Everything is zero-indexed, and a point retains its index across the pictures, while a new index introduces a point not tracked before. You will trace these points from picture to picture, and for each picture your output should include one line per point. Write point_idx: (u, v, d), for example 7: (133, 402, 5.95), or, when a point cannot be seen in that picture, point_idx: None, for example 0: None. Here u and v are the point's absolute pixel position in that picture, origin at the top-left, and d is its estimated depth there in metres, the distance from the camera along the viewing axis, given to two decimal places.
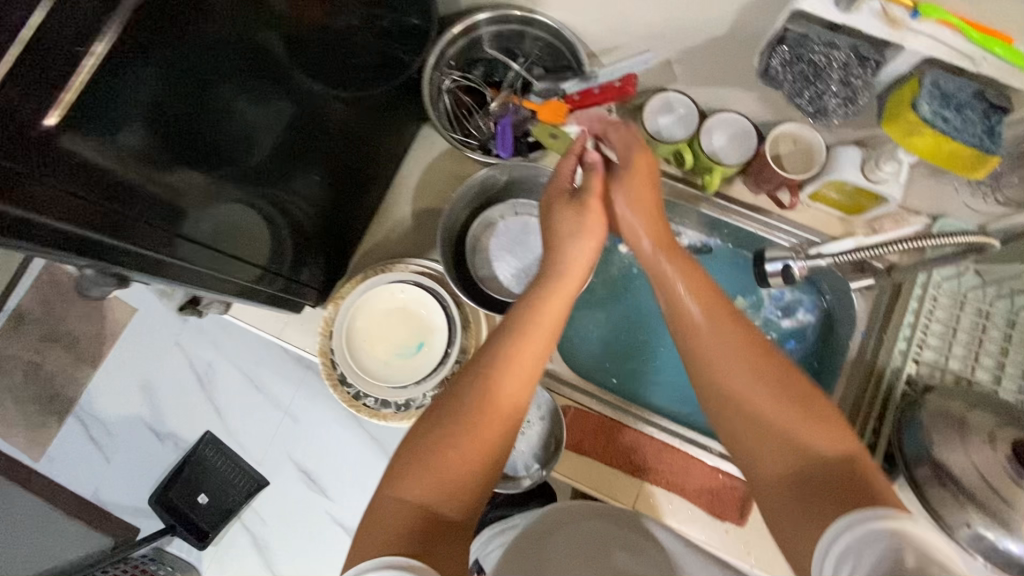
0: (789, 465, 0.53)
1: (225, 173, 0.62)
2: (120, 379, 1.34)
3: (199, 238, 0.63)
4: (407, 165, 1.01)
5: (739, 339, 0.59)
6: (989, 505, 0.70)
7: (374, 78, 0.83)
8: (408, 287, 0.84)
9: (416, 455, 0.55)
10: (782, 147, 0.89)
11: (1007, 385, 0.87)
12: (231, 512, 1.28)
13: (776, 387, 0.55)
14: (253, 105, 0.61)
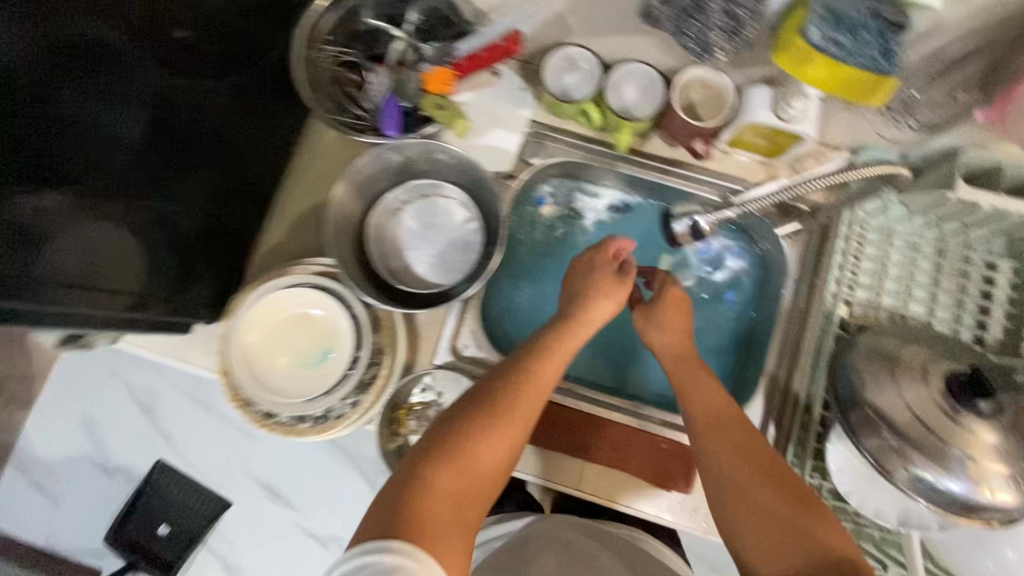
0: (782, 487, 0.60)
1: (80, 189, 0.61)
2: None
3: (65, 258, 0.61)
4: (298, 155, 0.92)
5: (755, 454, 0.64)
6: (924, 444, 0.68)
7: (240, 71, 0.79)
8: (306, 290, 0.77)
9: (438, 452, 0.62)
10: (694, 95, 0.85)
11: (940, 316, 0.86)
12: (194, 539, 0.99)
13: (778, 490, 0.60)
14: (93, 115, 0.62)
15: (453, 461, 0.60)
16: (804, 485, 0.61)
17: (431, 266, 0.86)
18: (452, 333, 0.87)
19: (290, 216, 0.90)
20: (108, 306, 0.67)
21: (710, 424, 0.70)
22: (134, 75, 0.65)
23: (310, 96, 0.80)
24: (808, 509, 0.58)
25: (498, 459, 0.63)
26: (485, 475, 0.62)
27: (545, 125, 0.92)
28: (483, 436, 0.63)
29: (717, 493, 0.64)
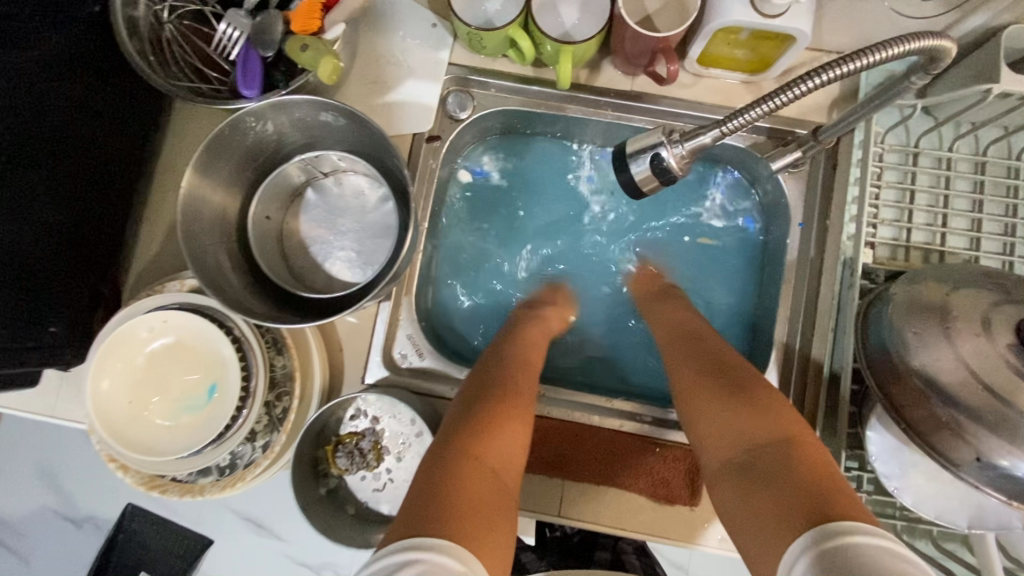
0: (724, 385, 0.53)
1: None
2: None
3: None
4: (169, 142, 0.73)
5: (721, 355, 0.57)
6: (999, 421, 0.51)
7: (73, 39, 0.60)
8: (170, 314, 0.58)
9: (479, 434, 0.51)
10: (649, 2, 0.66)
11: (987, 248, 0.69)
12: None
13: (738, 396, 0.51)
14: None
15: (492, 442, 0.51)
16: (755, 378, 0.53)
17: (346, 261, 0.69)
18: (384, 341, 0.70)
19: (166, 220, 0.72)
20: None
21: (670, 339, 0.63)
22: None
23: (141, 59, 0.60)
24: (747, 395, 0.51)
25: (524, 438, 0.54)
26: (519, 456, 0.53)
27: (469, 67, 0.74)
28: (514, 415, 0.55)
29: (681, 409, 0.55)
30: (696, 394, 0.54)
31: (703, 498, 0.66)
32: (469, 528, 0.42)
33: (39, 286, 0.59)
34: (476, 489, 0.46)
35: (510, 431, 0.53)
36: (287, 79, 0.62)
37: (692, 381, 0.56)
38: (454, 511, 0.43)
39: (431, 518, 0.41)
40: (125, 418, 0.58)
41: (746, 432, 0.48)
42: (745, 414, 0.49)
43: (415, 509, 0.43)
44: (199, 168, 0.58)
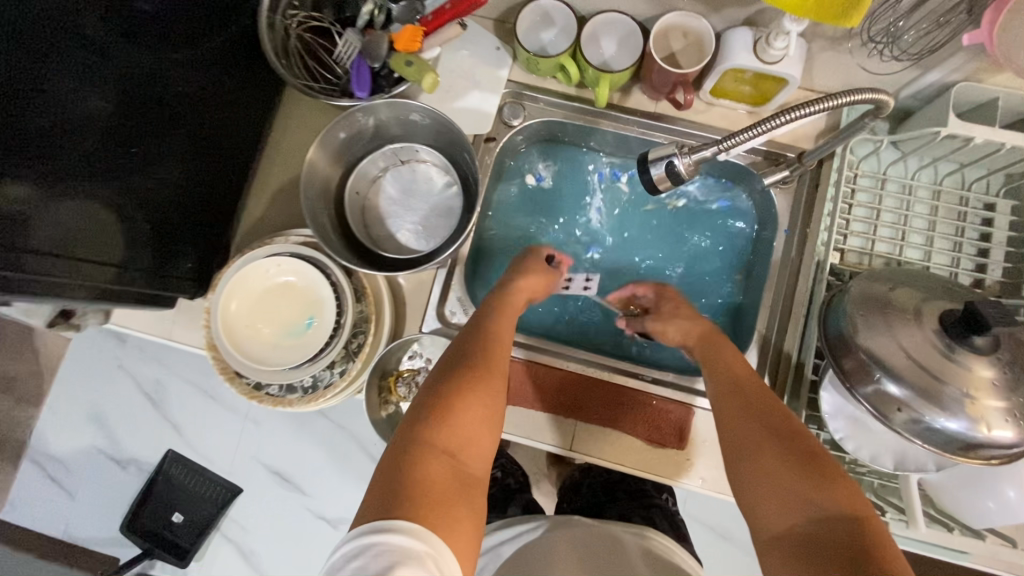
0: (791, 448, 0.57)
1: (66, 172, 0.62)
2: (74, 413, 1.52)
3: (41, 240, 0.61)
4: (278, 129, 0.91)
5: (783, 417, 0.61)
6: (922, 385, 0.66)
7: (221, 41, 0.77)
8: (284, 260, 0.76)
9: (438, 424, 0.58)
10: (674, 43, 0.82)
11: (938, 260, 0.84)
12: (208, 526, 1.45)
13: (800, 464, 0.56)
14: (77, 86, 0.61)
15: (447, 431, 0.58)
16: (821, 449, 0.57)
17: (414, 232, 0.86)
18: (439, 300, 0.86)
19: (269, 190, 0.90)
20: (92, 278, 0.68)
21: (727, 393, 0.67)
22: (94, 48, 0.61)
23: (277, 62, 0.77)
24: (814, 466, 0.55)
25: (488, 430, 0.61)
26: (480, 442, 0.60)
27: (524, 84, 0.91)
28: (472, 412, 0.61)
29: (738, 468, 0.60)
30: (758, 458, 0.58)
31: (690, 444, 0.81)
32: (426, 509, 0.50)
33: (175, 231, 0.78)
34: (436, 483, 0.53)
35: (462, 434, 0.59)
36: (390, 85, 0.79)
37: (752, 443, 0.60)
38: (416, 497, 0.51)
39: (391, 506, 0.50)
40: (243, 336, 0.75)
41: (813, 501, 0.53)
42: (813, 487, 0.53)
43: (381, 495, 0.51)
44: (320, 142, 0.75)
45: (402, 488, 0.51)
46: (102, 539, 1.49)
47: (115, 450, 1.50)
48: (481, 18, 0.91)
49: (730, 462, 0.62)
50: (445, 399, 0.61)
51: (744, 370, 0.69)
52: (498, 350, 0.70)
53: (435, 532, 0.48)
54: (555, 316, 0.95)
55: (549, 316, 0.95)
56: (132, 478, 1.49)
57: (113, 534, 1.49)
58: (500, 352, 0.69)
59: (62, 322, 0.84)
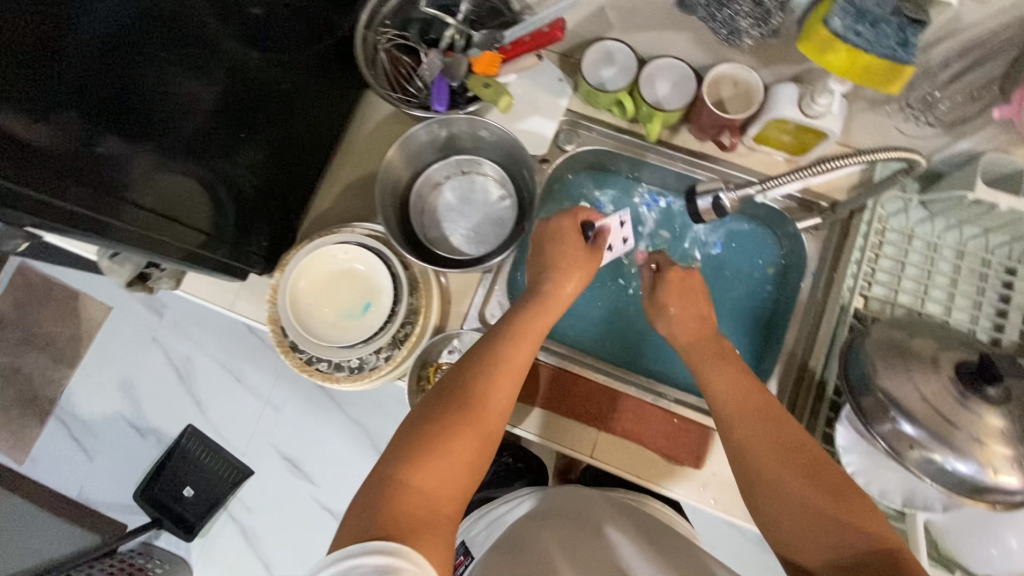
0: (817, 479, 0.59)
1: (164, 144, 0.68)
2: (106, 377, 1.59)
3: (141, 202, 0.67)
4: (353, 130, 1.00)
5: (807, 443, 0.62)
6: (934, 428, 0.70)
7: (314, 44, 0.85)
8: (351, 248, 0.83)
9: (422, 446, 0.60)
10: (724, 91, 0.90)
11: (957, 316, 0.88)
12: (217, 504, 1.50)
13: (830, 497, 0.58)
14: (186, 73, 0.67)
15: (427, 458, 0.59)
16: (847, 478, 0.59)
17: (465, 237, 0.93)
18: (481, 303, 0.92)
19: (338, 185, 0.98)
20: (182, 241, 0.74)
21: (741, 413, 0.67)
22: (207, 40, 0.68)
23: (367, 72, 0.87)
24: (845, 501, 0.57)
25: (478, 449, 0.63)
26: (476, 465, 0.62)
27: (580, 114, 0.99)
28: (462, 433, 0.62)
29: (760, 501, 0.62)
30: (782, 496, 0.60)
31: (705, 463, 0.86)
32: (412, 530, 0.53)
33: (252, 209, 0.86)
34: (417, 502, 0.56)
35: (450, 453, 0.61)
36: (467, 101, 0.89)
37: (768, 483, 0.62)
38: (388, 515, 0.54)
39: (369, 528, 0.53)
40: (307, 313, 0.83)
41: (841, 539, 0.56)
42: (846, 522, 0.56)
43: (361, 516, 0.55)
44: (400, 142, 0.84)
45: (379, 512, 0.54)
46: (116, 504, 1.55)
47: (138, 419, 1.57)
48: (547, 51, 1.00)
49: (749, 495, 0.64)
50: (446, 417, 0.63)
51: (764, 396, 0.68)
52: (518, 355, 0.71)
53: (417, 550, 0.51)
54: (587, 332, 0.98)
55: (581, 332, 0.98)
56: (150, 447, 1.56)
57: (127, 500, 1.55)
58: (505, 362, 0.69)
59: (138, 283, 0.92)
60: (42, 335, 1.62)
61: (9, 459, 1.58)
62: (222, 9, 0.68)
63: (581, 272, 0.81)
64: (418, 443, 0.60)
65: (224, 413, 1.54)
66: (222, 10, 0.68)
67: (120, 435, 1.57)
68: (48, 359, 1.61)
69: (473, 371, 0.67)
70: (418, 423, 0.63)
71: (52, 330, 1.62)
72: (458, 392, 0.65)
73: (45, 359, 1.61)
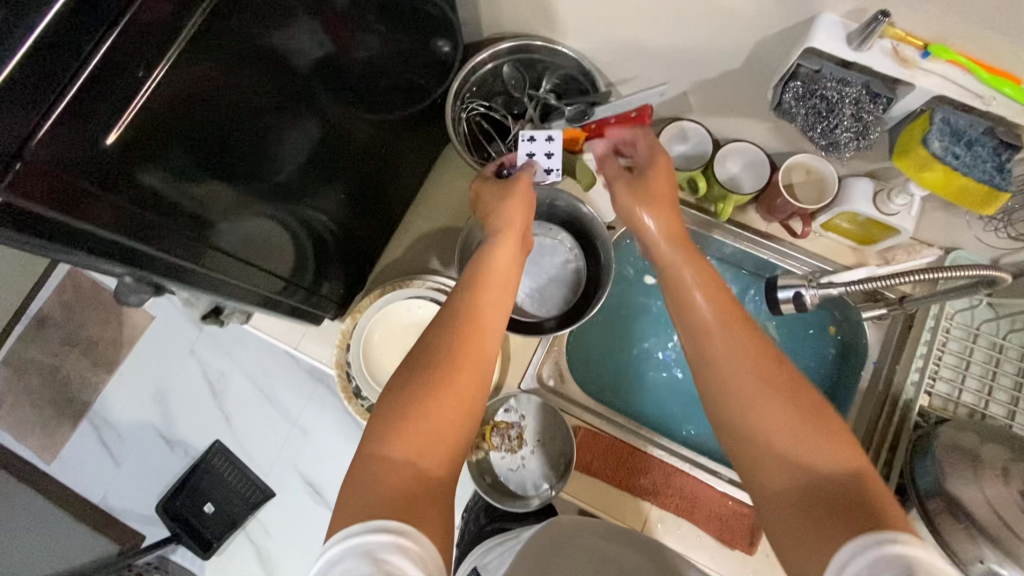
0: (796, 398, 0.52)
1: (258, 188, 0.66)
2: (136, 383, 1.46)
3: (237, 252, 0.67)
4: (428, 183, 1.03)
5: (749, 344, 0.56)
6: (1002, 540, 0.69)
7: (398, 101, 0.87)
8: (425, 302, 0.86)
9: (409, 393, 0.57)
10: (796, 176, 0.91)
11: (1020, 420, 0.87)
12: (237, 523, 1.37)
13: (783, 390, 0.53)
14: (285, 122, 0.66)
15: (415, 404, 0.56)
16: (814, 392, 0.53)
17: (531, 298, 0.96)
18: (538, 364, 0.95)
19: (411, 236, 1.02)
20: (261, 289, 0.74)
21: (719, 324, 0.59)
22: (311, 98, 0.68)
23: (454, 137, 0.91)
24: (807, 417, 0.51)
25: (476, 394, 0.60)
26: (470, 409, 0.59)
27: None
28: (457, 378, 0.59)
29: (732, 435, 0.54)
30: (737, 422, 0.53)
31: (759, 549, 0.86)
32: (408, 502, 0.49)
33: (329, 257, 0.89)
34: (408, 449, 0.53)
35: (446, 402, 0.57)
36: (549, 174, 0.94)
37: (723, 392, 0.55)
38: (381, 486, 0.50)
39: (373, 505, 0.49)
40: (377, 363, 0.85)
41: (814, 460, 0.49)
42: (803, 438, 0.50)
43: (354, 492, 0.51)
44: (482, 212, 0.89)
45: (371, 488, 0.50)
46: (132, 513, 1.42)
47: (167, 430, 1.44)
48: None
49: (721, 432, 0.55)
50: (429, 357, 0.60)
51: (738, 316, 0.60)
52: (492, 288, 0.70)
53: (422, 530, 0.48)
54: (640, 400, 1.00)
55: (634, 400, 1.00)
56: (172, 458, 1.43)
57: (145, 512, 1.42)
58: (485, 307, 0.67)
59: (211, 316, 0.95)
60: (80, 336, 1.51)
61: (35, 457, 1.45)
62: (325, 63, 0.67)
63: (526, 202, 0.79)
64: (405, 396, 0.56)
65: (248, 434, 1.42)
66: (325, 64, 0.67)
67: (146, 446, 1.44)
68: (85, 362, 1.49)
69: (440, 324, 0.64)
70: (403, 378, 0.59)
71: (90, 333, 1.51)
72: (439, 342, 0.62)
73: (79, 363, 1.49)
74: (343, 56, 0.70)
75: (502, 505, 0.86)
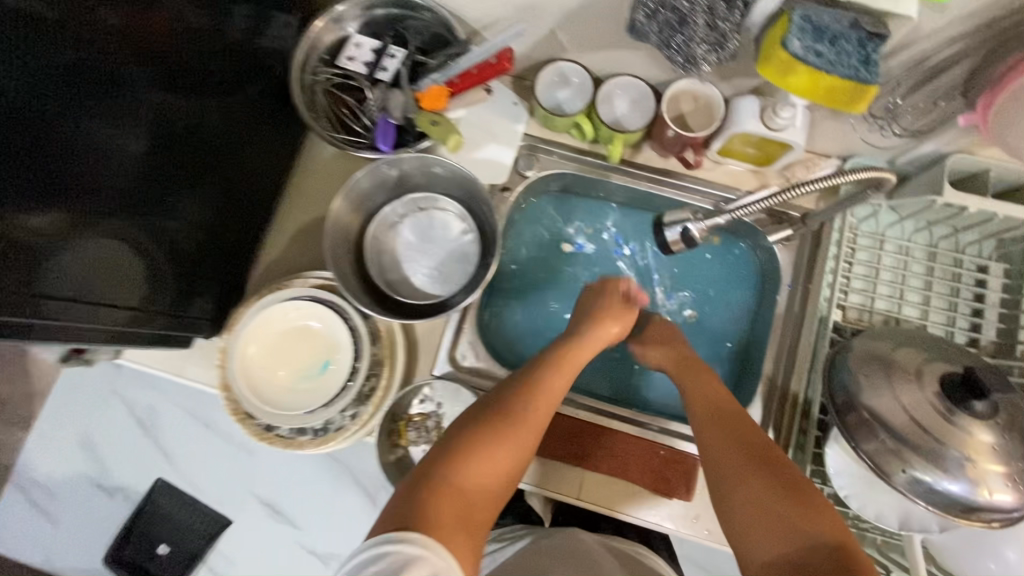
0: (802, 501, 0.60)
1: (87, 207, 0.61)
2: (56, 437, 1.17)
3: (61, 271, 0.60)
4: (302, 170, 0.93)
5: (769, 461, 0.65)
6: (922, 445, 0.68)
7: (244, 77, 0.78)
8: (303, 304, 0.78)
9: (473, 435, 0.63)
10: (684, 105, 0.87)
11: (934, 318, 0.87)
12: (196, 559, 1.12)
13: (791, 501, 0.60)
14: (103, 127, 0.61)
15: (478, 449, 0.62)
16: (821, 499, 0.60)
17: (429, 277, 0.88)
18: (451, 344, 0.88)
19: (290, 230, 0.92)
20: (105, 321, 0.66)
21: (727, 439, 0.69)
22: (134, 93, 0.63)
23: (306, 115, 0.82)
24: (810, 514, 0.58)
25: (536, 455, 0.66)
26: (518, 457, 0.64)
27: (540, 138, 0.94)
28: (510, 417, 0.66)
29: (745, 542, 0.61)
30: (752, 526, 0.61)
31: (696, 495, 0.83)
32: (443, 526, 0.54)
33: (197, 270, 0.80)
34: (459, 490, 0.59)
35: (502, 440, 0.64)
36: (416, 137, 0.84)
37: (747, 502, 0.62)
38: (426, 508, 0.56)
39: (409, 518, 0.54)
40: (260, 378, 0.77)
41: (800, 532, 0.57)
42: (807, 532, 0.57)
43: (403, 505, 0.57)
44: (345, 191, 0.78)
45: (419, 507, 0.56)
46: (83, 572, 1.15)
47: (102, 476, 1.16)
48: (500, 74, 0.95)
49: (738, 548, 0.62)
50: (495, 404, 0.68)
51: (761, 444, 0.68)
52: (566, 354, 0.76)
53: (440, 539, 0.52)
54: None
55: None
56: (118, 508, 1.15)
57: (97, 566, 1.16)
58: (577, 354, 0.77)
59: (74, 359, 0.87)
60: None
61: None
62: (132, 51, 0.62)
63: (619, 326, 0.82)
64: (468, 435, 0.64)
65: (191, 471, 1.14)
66: (132, 51, 0.62)
67: (77, 498, 1.16)
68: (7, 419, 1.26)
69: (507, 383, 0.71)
70: (467, 422, 0.67)
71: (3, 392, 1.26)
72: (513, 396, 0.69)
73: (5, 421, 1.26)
74: (154, 38, 0.64)
75: None
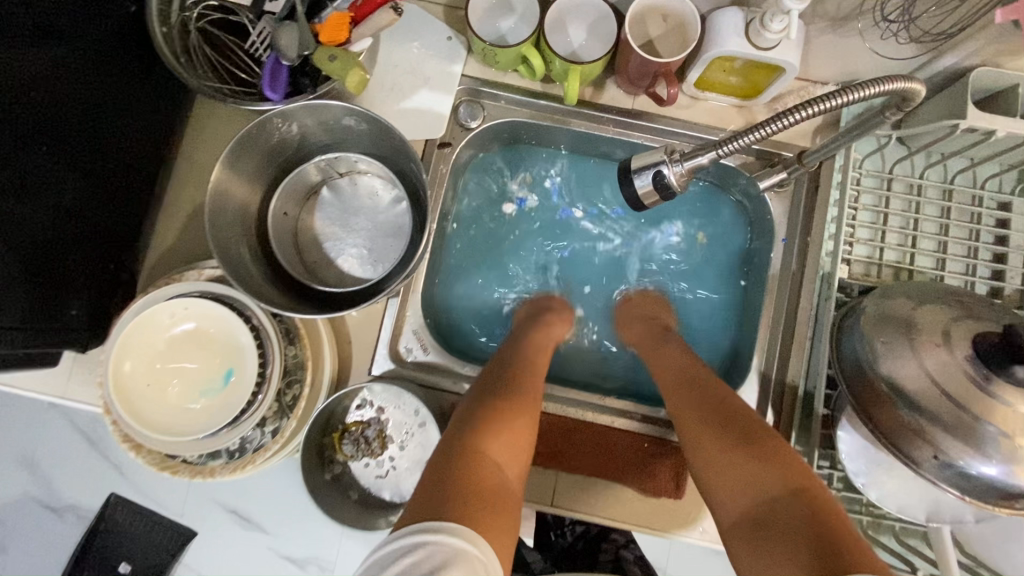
0: (747, 435, 0.55)
1: None
2: None
3: None
4: (194, 136, 0.76)
5: (711, 397, 0.60)
6: (956, 424, 0.56)
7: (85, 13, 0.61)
8: (190, 302, 0.63)
9: (490, 419, 0.56)
10: (652, 28, 0.71)
11: (952, 268, 0.75)
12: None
13: (738, 436, 0.55)
14: None
15: (497, 433, 0.55)
16: (767, 429, 0.55)
17: (357, 257, 0.72)
18: (391, 335, 0.73)
19: (185, 209, 0.75)
20: None
21: (675, 383, 0.65)
22: None
23: (173, 60, 0.63)
24: (758, 445, 0.53)
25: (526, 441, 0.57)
26: (526, 448, 0.57)
27: (481, 80, 0.77)
28: (523, 395, 0.61)
29: (702, 478, 0.56)
30: (708, 463, 0.56)
31: (687, 491, 0.71)
32: (479, 517, 0.47)
33: (70, 271, 0.63)
34: (483, 469, 0.52)
35: (520, 418, 0.58)
36: (313, 85, 0.67)
37: (697, 440, 0.58)
38: (458, 489, 0.49)
39: (442, 506, 0.47)
40: (146, 396, 0.62)
41: (762, 483, 0.51)
42: (760, 466, 0.52)
43: (430, 492, 0.49)
44: (229, 161, 0.62)
45: (455, 489, 0.49)
46: None
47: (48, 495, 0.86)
48: (428, 3, 0.78)
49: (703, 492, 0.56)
50: (503, 379, 0.62)
51: (700, 379, 0.63)
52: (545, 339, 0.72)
53: (482, 536, 0.46)
54: None
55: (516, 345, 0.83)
56: (74, 532, 0.86)
57: None
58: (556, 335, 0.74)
59: None
60: None
61: None
62: None
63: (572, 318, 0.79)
64: (484, 408, 0.58)
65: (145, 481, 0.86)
66: None
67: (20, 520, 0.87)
68: None
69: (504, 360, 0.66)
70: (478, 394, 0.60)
71: None
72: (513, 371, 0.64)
73: None
74: None
75: (362, 527, 0.68)
